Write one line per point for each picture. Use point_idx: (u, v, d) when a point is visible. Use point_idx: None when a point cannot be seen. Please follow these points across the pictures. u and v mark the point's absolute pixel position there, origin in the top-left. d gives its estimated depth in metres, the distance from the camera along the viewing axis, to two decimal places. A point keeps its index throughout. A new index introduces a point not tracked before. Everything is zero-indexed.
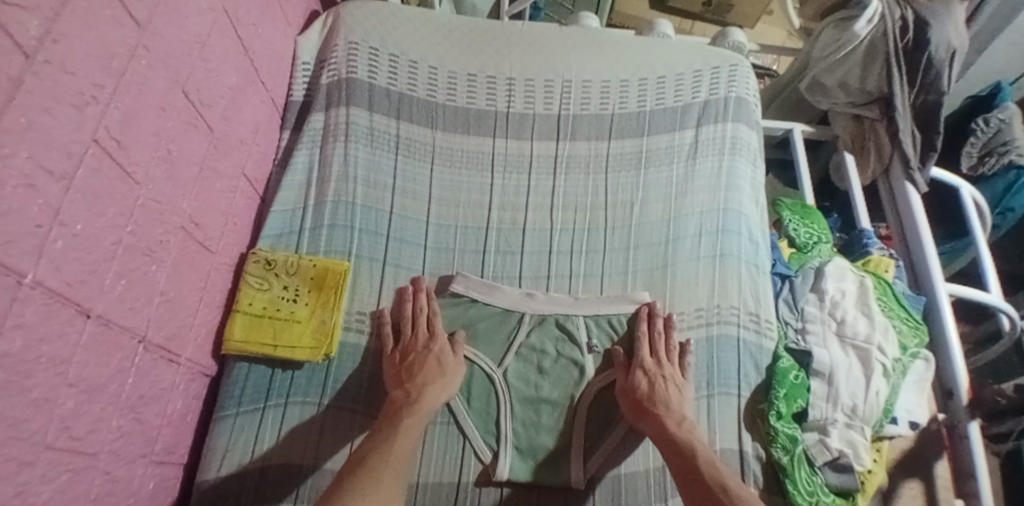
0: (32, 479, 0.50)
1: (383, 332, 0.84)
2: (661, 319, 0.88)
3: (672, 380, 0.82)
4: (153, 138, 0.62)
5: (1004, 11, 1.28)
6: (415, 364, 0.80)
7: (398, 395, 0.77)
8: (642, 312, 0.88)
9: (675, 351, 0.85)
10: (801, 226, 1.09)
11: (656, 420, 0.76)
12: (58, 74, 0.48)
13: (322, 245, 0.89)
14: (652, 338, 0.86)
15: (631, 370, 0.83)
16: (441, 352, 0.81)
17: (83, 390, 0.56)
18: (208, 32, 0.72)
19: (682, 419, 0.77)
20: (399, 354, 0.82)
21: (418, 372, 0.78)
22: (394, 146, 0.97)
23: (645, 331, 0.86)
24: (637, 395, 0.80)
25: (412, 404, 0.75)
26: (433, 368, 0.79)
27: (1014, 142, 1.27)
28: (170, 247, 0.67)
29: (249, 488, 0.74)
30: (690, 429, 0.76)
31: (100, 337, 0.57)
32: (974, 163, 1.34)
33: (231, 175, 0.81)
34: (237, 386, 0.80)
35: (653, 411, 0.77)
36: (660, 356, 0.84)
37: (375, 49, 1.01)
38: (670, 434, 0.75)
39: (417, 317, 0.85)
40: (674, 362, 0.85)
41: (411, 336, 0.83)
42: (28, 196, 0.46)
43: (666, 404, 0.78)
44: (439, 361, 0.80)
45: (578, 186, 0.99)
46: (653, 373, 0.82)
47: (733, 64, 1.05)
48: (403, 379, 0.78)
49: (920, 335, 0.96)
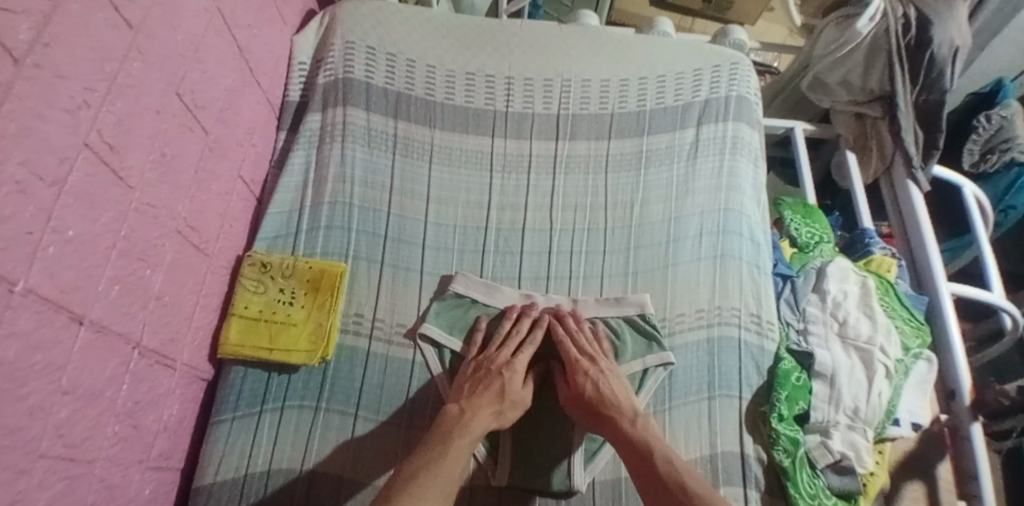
0: (28, 487, 0.50)
1: (471, 341, 0.84)
2: (570, 316, 0.86)
3: (611, 374, 0.81)
4: (148, 141, 0.61)
5: (1005, 9, 1.27)
6: (483, 382, 0.78)
7: (453, 410, 0.75)
8: (557, 311, 0.87)
9: (595, 343, 0.84)
10: (803, 225, 1.08)
11: (612, 423, 0.75)
12: (50, 78, 0.47)
13: (319, 247, 0.88)
14: (573, 335, 0.84)
15: (570, 377, 0.81)
16: (510, 379, 0.78)
17: (78, 397, 0.55)
18: (204, 33, 0.71)
19: (635, 415, 0.76)
20: (473, 366, 0.81)
21: (480, 392, 0.77)
22: (392, 146, 0.96)
23: (564, 331, 0.85)
24: (586, 400, 0.78)
25: (462, 425, 0.73)
26: (495, 393, 0.76)
27: (1016, 140, 1.27)
28: (166, 251, 0.67)
29: (250, 494, 0.73)
30: (645, 425, 0.75)
31: (95, 343, 0.56)
32: (976, 161, 1.33)
33: (227, 177, 0.80)
34: (233, 390, 0.79)
35: (608, 414, 0.76)
36: (589, 353, 0.82)
37: (372, 48, 1.00)
38: (629, 435, 0.74)
39: (510, 337, 0.83)
40: (602, 356, 0.83)
41: (493, 354, 0.82)
42: (20, 202, 0.45)
43: (616, 404, 0.77)
44: (502, 391, 0.77)
45: (577, 187, 0.98)
46: (592, 373, 0.80)
47: (734, 63, 1.04)
48: (464, 395, 0.77)
49: (922, 335, 0.95)
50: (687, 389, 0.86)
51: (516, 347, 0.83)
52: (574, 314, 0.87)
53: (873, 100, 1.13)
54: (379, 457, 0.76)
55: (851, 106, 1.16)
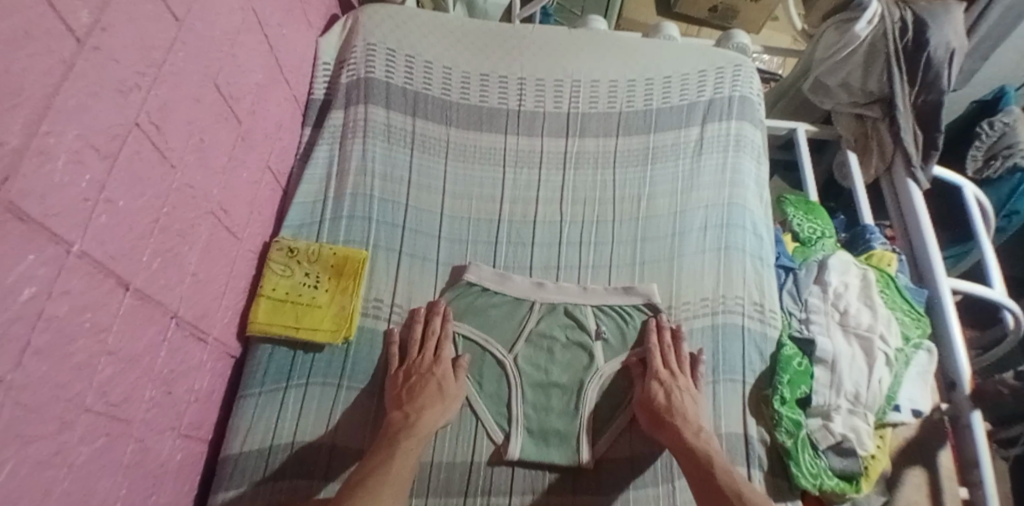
0: (71, 439, 0.53)
1: (389, 353, 0.85)
2: (669, 330, 0.89)
3: (688, 390, 0.83)
4: (188, 127, 0.66)
5: (1008, 18, 1.31)
6: (417, 386, 0.81)
7: (397, 417, 0.78)
8: (650, 323, 0.90)
9: (684, 363, 0.86)
10: (805, 221, 1.12)
11: (674, 430, 0.78)
12: (106, 60, 0.52)
13: (341, 236, 0.93)
14: (664, 350, 0.87)
15: (647, 381, 0.84)
16: (443, 376, 0.83)
17: (121, 359, 0.59)
18: (238, 30, 0.76)
19: (699, 429, 0.78)
20: (402, 374, 0.83)
21: (420, 396, 0.80)
22: (410, 143, 1.01)
23: (656, 343, 0.88)
24: (654, 406, 0.81)
25: (410, 426, 0.76)
26: (434, 393, 0.80)
27: (1017, 146, 1.30)
28: (201, 231, 0.71)
29: (273, 464, 0.77)
30: (708, 437, 0.77)
31: (137, 310, 0.61)
32: (981, 166, 1.38)
33: (256, 166, 0.85)
34: (261, 366, 0.83)
35: (671, 421, 0.78)
36: (674, 367, 0.85)
37: (392, 50, 1.05)
38: (689, 444, 0.76)
39: (426, 339, 0.86)
40: (687, 373, 0.85)
41: (416, 358, 0.84)
42: (76, 172, 0.50)
43: (684, 415, 0.79)
44: (440, 386, 0.81)
45: (587, 181, 1.02)
46: (668, 384, 0.82)
47: (737, 65, 1.09)
48: (404, 399, 0.80)
49: (922, 326, 0.98)
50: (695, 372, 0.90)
51: (436, 346, 0.86)
52: (672, 328, 0.90)
53: (873, 102, 1.17)
54: (372, 425, 0.81)
55: (851, 108, 1.20)
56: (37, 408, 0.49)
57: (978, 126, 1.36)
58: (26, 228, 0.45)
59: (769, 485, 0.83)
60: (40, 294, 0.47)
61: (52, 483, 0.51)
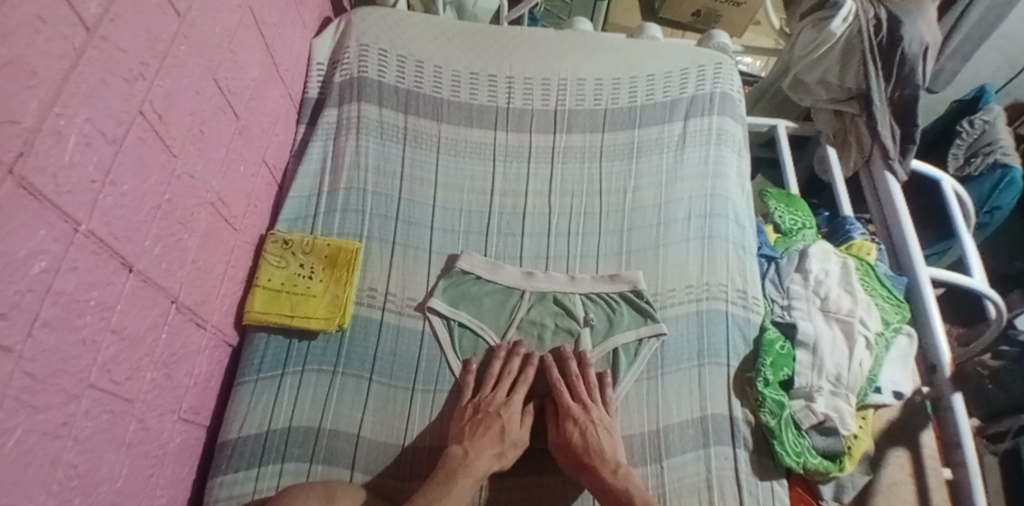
0: (77, 412, 0.55)
1: (465, 379, 0.86)
2: (574, 359, 0.88)
3: (602, 422, 0.82)
4: (189, 119, 0.69)
5: (988, 19, 1.35)
6: (482, 423, 0.80)
7: (456, 452, 0.77)
8: (544, 359, 0.89)
9: (592, 389, 0.85)
10: (786, 213, 1.15)
11: (594, 473, 0.77)
12: (113, 49, 0.55)
13: (335, 228, 0.95)
14: (570, 378, 0.86)
15: (562, 423, 0.82)
16: (509, 419, 0.81)
17: (124, 337, 0.61)
18: (236, 28, 0.79)
19: (617, 466, 0.78)
20: (471, 407, 0.83)
21: (482, 434, 0.78)
22: (402, 138, 1.04)
23: (557, 374, 0.87)
24: (572, 448, 0.80)
25: (466, 466, 0.75)
26: (494, 437, 0.79)
27: (998, 142, 1.38)
28: (201, 219, 0.74)
29: (272, 448, 0.79)
30: (626, 475, 0.77)
31: (140, 291, 0.63)
32: (962, 164, 1.45)
33: (253, 161, 0.88)
34: (258, 354, 0.85)
35: (591, 464, 0.78)
36: (583, 400, 0.84)
37: (385, 50, 1.09)
38: (609, 486, 0.76)
39: (503, 376, 0.86)
40: (599, 403, 0.85)
41: (489, 394, 0.84)
42: (85, 153, 0.53)
43: (601, 454, 0.79)
44: (503, 431, 0.80)
45: (574, 174, 1.05)
46: (582, 422, 0.81)
47: (718, 62, 1.13)
48: (466, 434, 0.79)
49: (902, 311, 1.01)
50: (681, 358, 0.91)
51: (511, 385, 0.85)
52: (577, 356, 0.89)
53: (851, 98, 1.20)
54: (371, 410, 0.83)
55: (830, 105, 1.24)
56: (46, 379, 0.51)
57: (959, 125, 1.45)
58: (38, 204, 0.48)
59: (755, 464, 0.85)
60: (49, 269, 0.50)
61: (58, 454, 0.53)
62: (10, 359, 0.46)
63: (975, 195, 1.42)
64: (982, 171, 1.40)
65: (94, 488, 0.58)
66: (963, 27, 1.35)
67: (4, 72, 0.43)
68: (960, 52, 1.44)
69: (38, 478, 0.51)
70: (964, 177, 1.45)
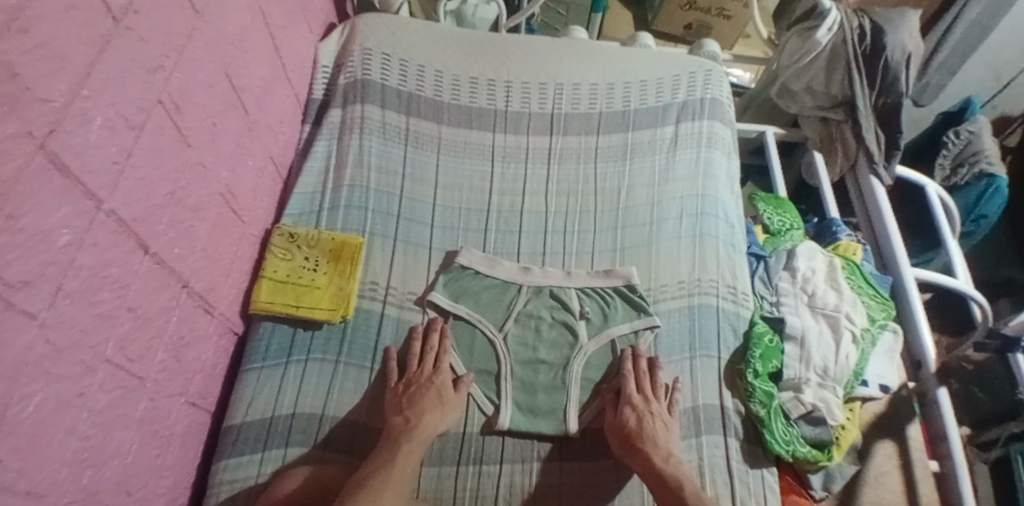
0: (92, 386, 0.57)
1: (388, 366, 0.86)
2: (643, 358, 0.91)
3: (661, 416, 0.84)
4: (203, 110, 0.72)
5: (973, 33, 1.41)
6: (417, 393, 0.83)
7: (398, 421, 0.79)
8: (627, 352, 0.91)
9: (658, 387, 0.87)
10: (775, 215, 1.19)
11: (644, 456, 0.79)
12: (136, 40, 0.59)
13: (338, 223, 0.99)
14: (638, 374, 0.89)
15: (620, 407, 0.85)
16: (442, 385, 0.84)
17: (138, 316, 0.63)
18: (247, 27, 0.83)
19: (669, 454, 0.80)
20: (401, 386, 0.84)
21: (419, 401, 0.81)
22: (404, 138, 1.08)
23: (630, 369, 0.89)
24: (627, 432, 0.82)
25: (410, 430, 0.78)
26: (434, 400, 0.82)
27: (982, 153, 1.43)
28: (211, 208, 0.77)
29: (276, 432, 0.81)
30: (677, 464, 0.79)
31: (154, 273, 0.66)
32: (948, 174, 1.50)
33: (261, 156, 0.92)
34: (263, 342, 0.88)
35: (642, 447, 0.79)
36: (647, 392, 0.86)
37: (387, 55, 1.13)
38: (658, 468, 0.77)
39: (426, 354, 0.88)
40: (661, 399, 0.87)
41: (417, 370, 0.86)
42: (108, 136, 0.56)
43: (654, 440, 0.80)
44: (440, 393, 0.83)
45: (570, 174, 1.09)
46: (642, 409, 0.83)
47: (709, 69, 1.17)
48: (404, 404, 0.81)
49: (887, 308, 1.04)
50: (673, 350, 0.95)
51: (435, 359, 0.88)
52: (649, 358, 0.91)
53: (836, 106, 1.25)
54: (370, 397, 0.85)
55: (816, 111, 1.29)
56: (66, 348, 0.53)
57: (945, 135, 1.50)
58: (64, 179, 0.51)
59: (745, 452, 0.88)
60: (73, 243, 0.52)
61: (72, 424, 0.55)
62: (33, 326, 0.49)
63: (961, 203, 1.46)
64: (969, 181, 1.45)
65: (104, 461, 0.60)
66: (950, 40, 1.41)
67: (36, 53, 0.46)
68: (946, 66, 1.50)
69: (53, 445, 0.53)
70: (951, 186, 1.49)
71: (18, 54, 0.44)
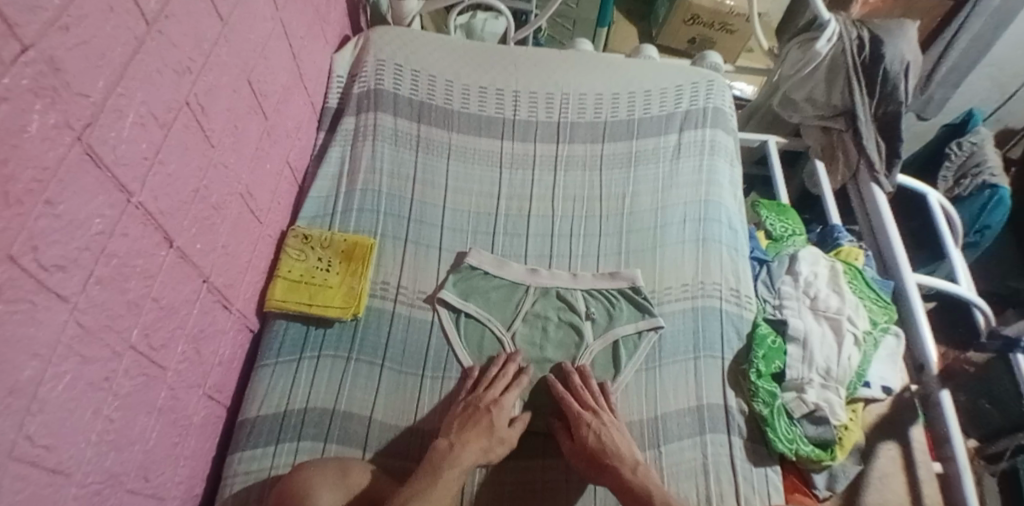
0: (118, 370, 0.60)
1: (466, 382, 0.89)
2: (575, 373, 0.91)
3: (613, 425, 0.84)
4: (226, 113, 0.76)
5: (975, 47, 1.43)
6: (472, 418, 0.82)
7: (442, 445, 0.78)
8: (567, 366, 0.92)
9: (599, 397, 0.88)
10: (777, 221, 1.21)
11: (614, 472, 0.78)
12: (167, 44, 0.62)
13: (351, 226, 1.02)
14: (576, 391, 0.88)
15: (574, 429, 0.84)
16: (498, 416, 0.83)
17: (162, 306, 0.66)
18: (269, 37, 0.87)
19: (636, 464, 0.79)
20: (462, 406, 0.85)
21: (469, 428, 0.81)
22: (415, 145, 1.12)
23: (562, 388, 0.89)
24: (588, 452, 0.81)
25: (451, 457, 0.77)
26: (484, 430, 0.81)
27: (985, 163, 1.45)
28: (231, 207, 0.80)
29: (289, 427, 0.83)
30: (645, 472, 0.78)
31: (178, 265, 0.69)
32: (952, 186, 1.51)
33: (278, 160, 0.95)
34: (277, 338, 0.91)
35: (610, 464, 0.79)
36: (593, 406, 0.86)
37: (400, 65, 1.17)
38: (629, 482, 0.77)
39: (498, 379, 0.87)
40: (606, 408, 0.87)
41: (482, 392, 0.86)
42: (140, 133, 0.59)
43: (617, 453, 0.80)
44: (492, 425, 0.82)
45: (576, 180, 1.12)
46: (594, 425, 0.83)
47: (711, 80, 1.21)
48: (453, 430, 0.81)
49: (889, 312, 1.05)
50: (678, 350, 0.96)
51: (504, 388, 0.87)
52: (578, 370, 0.91)
53: (837, 115, 1.28)
54: (383, 397, 0.87)
55: (818, 120, 1.31)
56: (95, 332, 0.56)
57: (948, 147, 1.52)
58: (99, 171, 0.54)
59: (750, 451, 0.89)
60: (105, 232, 0.56)
61: (99, 406, 0.58)
62: (66, 308, 0.52)
63: (966, 214, 1.48)
64: (972, 191, 1.46)
65: (127, 445, 0.63)
66: (952, 51, 1.41)
67: (77, 50, 0.50)
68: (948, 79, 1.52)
69: (81, 424, 0.55)
70: (954, 197, 1.51)
71: (61, 50, 0.48)
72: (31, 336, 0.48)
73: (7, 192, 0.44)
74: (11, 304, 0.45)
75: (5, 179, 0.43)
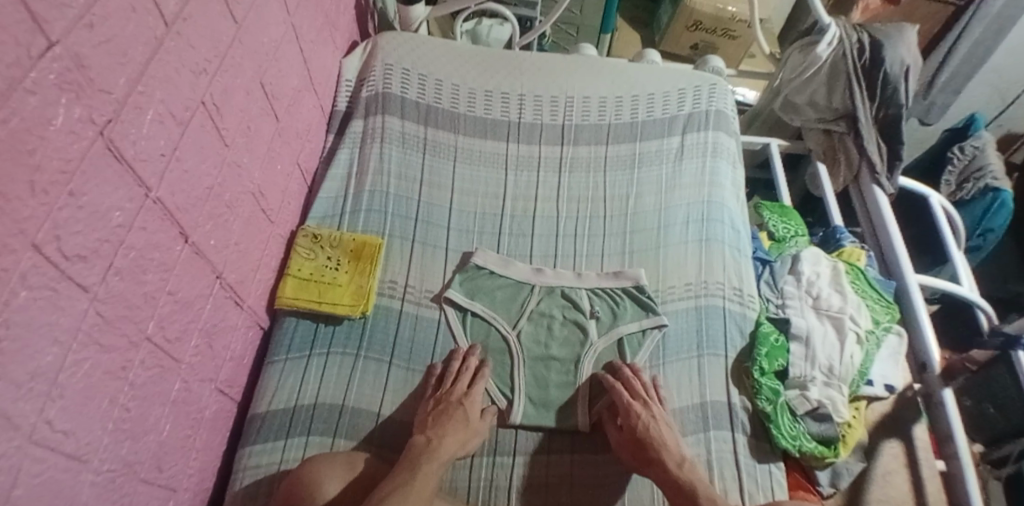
0: (134, 360, 0.62)
1: (427, 383, 0.89)
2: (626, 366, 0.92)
3: (662, 418, 0.85)
4: (240, 114, 0.78)
5: (976, 53, 1.45)
6: (445, 412, 0.83)
7: (420, 441, 0.79)
8: (615, 364, 0.93)
9: (653, 390, 0.89)
10: (780, 222, 1.22)
11: (659, 466, 0.79)
12: (185, 45, 0.65)
13: (359, 226, 1.04)
14: (628, 382, 0.89)
15: (625, 420, 0.84)
16: (471, 408, 0.84)
17: (177, 300, 0.68)
18: (281, 40, 0.89)
19: (682, 459, 0.80)
20: (432, 403, 0.85)
21: (446, 421, 0.81)
22: (422, 147, 1.14)
23: (614, 380, 0.90)
24: (636, 444, 0.82)
25: (431, 451, 0.77)
26: (459, 422, 0.82)
27: (987, 168, 1.45)
28: (244, 206, 0.82)
29: (297, 423, 0.85)
30: (691, 467, 0.79)
31: (192, 261, 0.70)
32: (955, 190, 1.52)
33: (289, 161, 0.97)
34: (287, 336, 0.92)
35: (657, 457, 0.80)
36: (644, 397, 0.87)
37: (407, 70, 1.20)
38: (674, 475, 0.78)
39: (461, 374, 0.89)
40: (656, 400, 0.88)
41: (450, 388, 0.87)
42: (158, 130, 0.61)
43: (666, 446, 0.81)
44: (466, 417, 0.83)
45: (580, 181, 1.13)
46: (645, 416, 0.84)
47: (713, 83, 1.23)
48: (428, 425, 0.82)
49: (892, 312, 1.05)
50: (680, 348, 0.97)
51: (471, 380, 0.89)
52: (629, 365, 0.93)
53: (838, 118, 1.29)
54: (388, 392, 0.89)
55: (819, 124, 1.33)
56: (113, 322, 0.57)
57: (950, 151, 1.53)
58: (120, 166, 0.56)
59: (752, 447, 0.90)
60: (123, 225, 0.57)
61: (116, 394, 0.59)
62: (86, 298, 0.53)
63: (968, 217, 1.47)
64: (975, 195, 1.47)
65: (141, 435, 0.64)
66: (954, 58, 1.44)
67: (101, 47, 0.52)
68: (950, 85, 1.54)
69: (98, 411, 0.57)
70: (957, 201, 1.52)
71: (86, 47, 0.50)
72: (53, 322, 0.50)
73: (32, 182, 0.45)
74: (35, 290, 0.47)
75: (31, 169, 0.45)
